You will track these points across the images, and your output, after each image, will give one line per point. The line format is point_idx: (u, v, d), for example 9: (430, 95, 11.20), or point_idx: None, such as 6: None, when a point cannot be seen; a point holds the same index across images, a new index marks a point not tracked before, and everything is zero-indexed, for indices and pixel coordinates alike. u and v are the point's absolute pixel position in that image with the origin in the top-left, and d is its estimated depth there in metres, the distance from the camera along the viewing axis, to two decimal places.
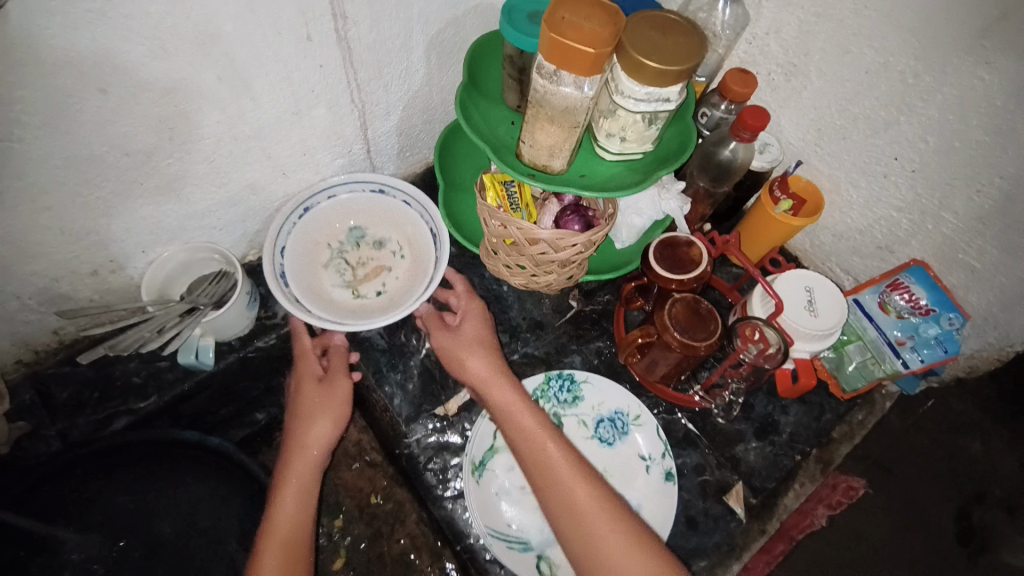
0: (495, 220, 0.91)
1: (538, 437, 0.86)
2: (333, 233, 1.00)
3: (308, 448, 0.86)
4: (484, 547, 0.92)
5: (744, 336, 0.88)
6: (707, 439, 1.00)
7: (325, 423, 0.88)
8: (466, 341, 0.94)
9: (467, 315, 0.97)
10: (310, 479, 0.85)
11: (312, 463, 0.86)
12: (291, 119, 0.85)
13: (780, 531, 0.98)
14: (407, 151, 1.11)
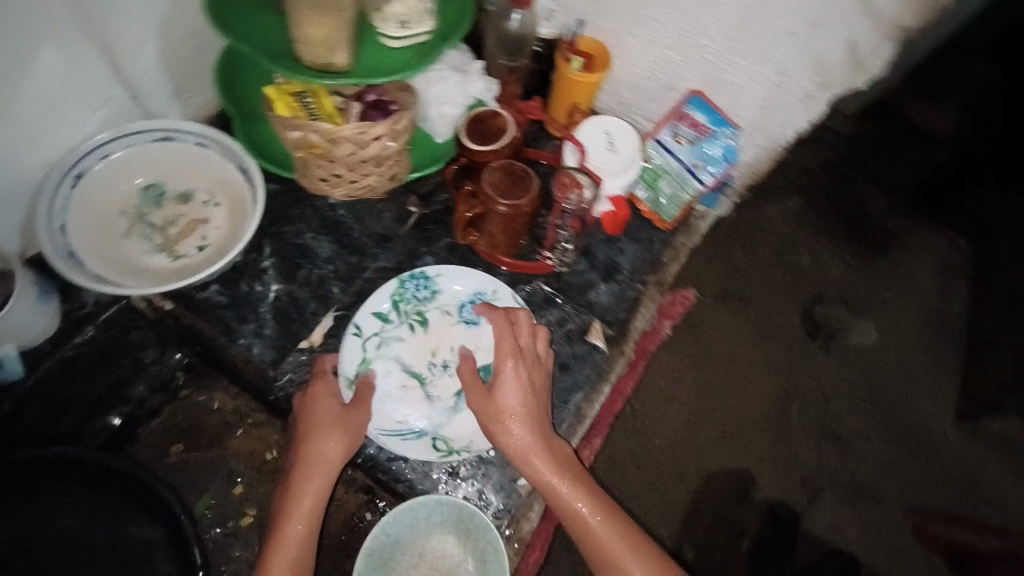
0: (285, 130, 0.79)
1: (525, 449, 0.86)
2: (125, 198, 0.91)
3: (327, 465, 0.82)
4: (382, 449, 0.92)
5: (562, 186, 0.94)
6: (563, 295, 1.07)
7: (340, 439, 0.83)
8: (502, 393, 0.87)
9: (509, 367, 0.88)
10: (316, 509, 0.81)
11: (326, 479, 0.82)
12: (16, 67, 0.73)
13: (637, 351, 1.29)
14: (187, 91, 0.97)
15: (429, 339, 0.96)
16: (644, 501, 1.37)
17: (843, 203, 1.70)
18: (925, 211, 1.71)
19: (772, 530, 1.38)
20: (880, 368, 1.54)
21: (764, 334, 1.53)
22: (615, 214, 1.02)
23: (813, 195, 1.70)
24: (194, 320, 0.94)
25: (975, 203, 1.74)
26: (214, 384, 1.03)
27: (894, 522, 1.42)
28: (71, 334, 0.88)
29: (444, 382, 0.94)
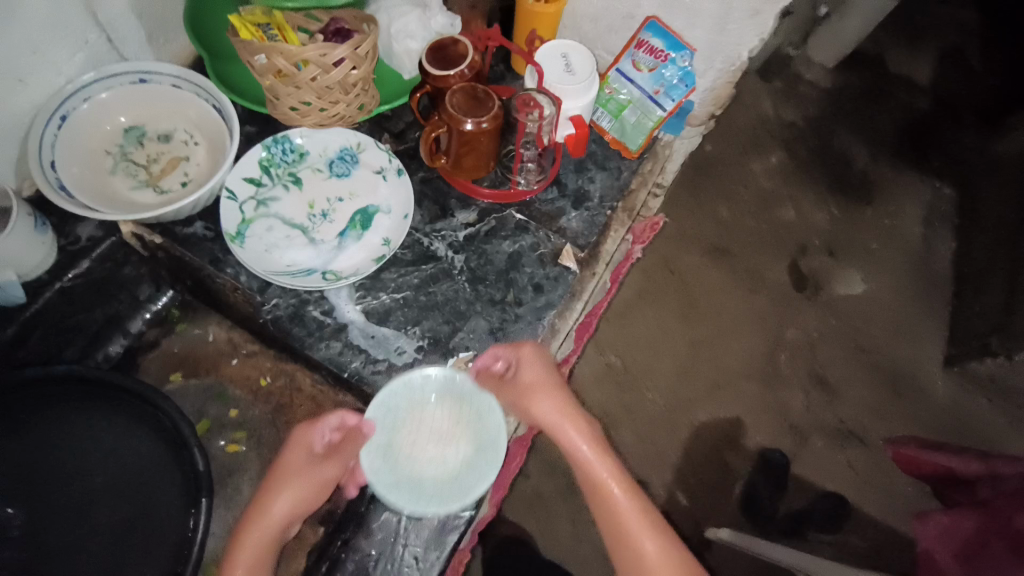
0: (251, 55, 0.85)
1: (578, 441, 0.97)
2: (107, 139, 0.96)
3: (272, 521, 0.88)
4: (365, 366, 0.97)
5: (522, 106, 0.98)
6: (536, 221, 1.11)
7: (289, 496, 0.89)
8: (528, 376, 0.97)
9: (527, 354, 0.98)
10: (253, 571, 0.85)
11: (269, 536, 0.88)
12: (5, 14, 0.79)
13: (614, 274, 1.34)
14: (161, 37, 1.03)
15: (304, 195, 1.02)
16: (636, 445, 1.41)
17: (818, 153, 1.76)
18: (893, 155, 1.78)
19: (762, 470, 1.42)
20: (860, 302, 1.59)
21: (752, 286, 1.57)
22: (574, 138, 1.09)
23: (791, 147, 1.75)
24: (181, 250, 0.98)
25: (947, 150, 1.80)
26: (211, 318, 1.09)
27: (879, 449, 1.46)
28: (68, 267, 0.94)
29: (326, 228, 1.01)
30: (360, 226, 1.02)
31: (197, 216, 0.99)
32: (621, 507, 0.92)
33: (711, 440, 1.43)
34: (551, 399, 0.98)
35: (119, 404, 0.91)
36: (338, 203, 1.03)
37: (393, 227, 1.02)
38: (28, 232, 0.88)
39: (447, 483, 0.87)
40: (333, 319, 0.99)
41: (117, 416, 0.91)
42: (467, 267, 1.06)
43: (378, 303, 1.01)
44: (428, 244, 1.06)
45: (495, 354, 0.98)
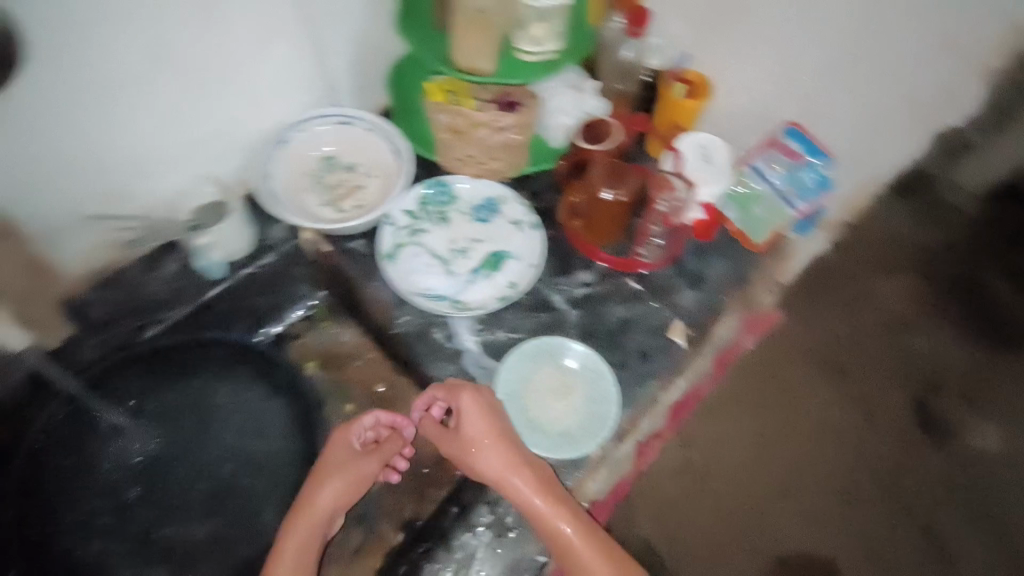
0: (437, 114, 1.01)
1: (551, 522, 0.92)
2: (308, 163, 1.17)
3: (318, 509, 0.92)
4: None
5: (658, 186, 1.12)
6: (650, 292, 1.15)
7: (336, 484, 0.94)
8: (470, 430, 0.95)
9: (466, 400, 0.96)
10: (296, 566, 0.89)
11: (316, 522, 0.92)
12: (258, 53, 1.00)
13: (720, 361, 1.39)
14: (362, 91, 1.24)
15: (449, 232, 1.16)
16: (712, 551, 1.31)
17: None
18: None
19: None
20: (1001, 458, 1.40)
21: None
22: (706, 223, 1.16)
23: None
24: (342, 261, 1.15)
25: None
26: (348, 323, 1.26)
27: None
28: (258, 257, 1.14)
29: (462, 263, 1.13)
30: (491, 266, 1.13)
31: (360, 235, 1.15)
32: None
33: (801, 572, 1.28)
34: (498, 454, 0.94)
35: (266, 378, 1.07)
36: (476, 244, 1.15)
37: (520, 273, 1.12)
38: (240, 224, 1.09)
39: (579, 430, 1.02)
40: (451, 344, 1.09)
41: (262, 387, 1.07)
42: (580, 323, 1.12)
43: (496, 339, 1.10)
44: (548, 295, 1.14)
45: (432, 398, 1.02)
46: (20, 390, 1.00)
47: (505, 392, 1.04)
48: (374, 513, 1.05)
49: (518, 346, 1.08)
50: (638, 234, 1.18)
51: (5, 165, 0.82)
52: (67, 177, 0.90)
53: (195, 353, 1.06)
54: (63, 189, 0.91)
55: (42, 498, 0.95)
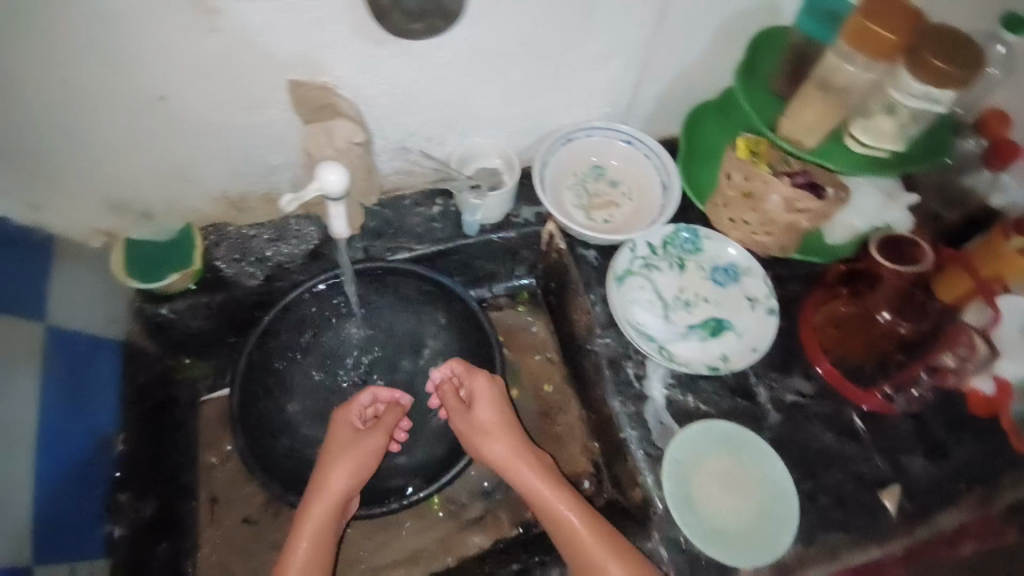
0: (734, 172, 0.98)
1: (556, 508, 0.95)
2: (579, 165, 1.21)
3: (330, 492, 0.94)
4: (636, 444, 1.01)
5: (950, 338, 0.97)
6: (876, 439, 1.02)
7: (343, 470, 0.96)
8: (482, 412, 1.01)
9: (479, 384, 1.03)
10: (320, 542, 0.92)
11: (333, 505, 0.94)
12: (599, 61, 1.04)
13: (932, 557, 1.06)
14: (656, 119, 1.22)
15: (681, 279, 1.13)
16: None
17: None
18: None
19: None
20: None
21: None
22: (988, 399, 1.02)
23: None
24: (571, 263, 1.17)
25: None
26: (543, 318, 1.32)
27: None
28: (502, 227, 1.20)
29: (682, 314, 1.10)
30: (710, 330, 1.08)
31: (595, 244, 1.17)
32: None
33: None
34: (503, 445, 0.99)
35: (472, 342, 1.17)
36: (703, 302, 1.11)
37: (737, 350, 1.05)
38: (505, 199, 1.14)
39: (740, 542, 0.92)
40: (638, 386, 1.05)
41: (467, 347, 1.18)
42: (777, 428, 1.02)
43: (683, 401, 1.04)
44: (754, 384, 1.05)
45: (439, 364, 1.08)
46: (299, 257, 1.12)
47: (675, 458, 0.98)
48: (502, 498, 1.10)
49: (707, 420, 1.01)
50: (898, 375, 1.03)
51: (371, 92, 0.94)
52: (404, 115, 1.01)
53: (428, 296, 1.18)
54: (395, 121, 1.02)
55: (274, 353, 1.12)
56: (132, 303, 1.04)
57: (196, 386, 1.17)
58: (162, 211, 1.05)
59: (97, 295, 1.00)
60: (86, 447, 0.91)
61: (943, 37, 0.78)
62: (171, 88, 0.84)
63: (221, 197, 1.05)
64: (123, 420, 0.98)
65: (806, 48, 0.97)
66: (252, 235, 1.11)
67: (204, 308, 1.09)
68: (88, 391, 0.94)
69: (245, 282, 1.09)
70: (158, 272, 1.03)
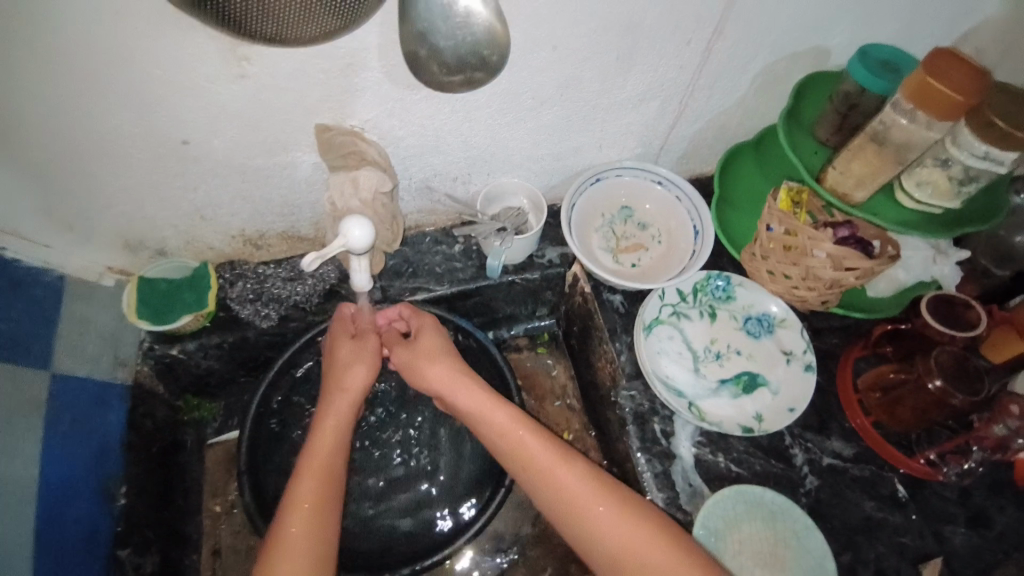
0: (777, 224, 0.92)
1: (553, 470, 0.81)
2: (609, 206, 1.18)
3: (349, 391, 0.89)
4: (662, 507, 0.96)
5: (1002, 408, 0.89)
6: (917, 506, 0.97)
7: (362, 367, 0.90)
8: (422, 341, 0.94)
9: (427, 322, 0.96)
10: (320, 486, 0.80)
11: (348, 404, 0.88)
12: (634, 103, 1.01)
13: None
14: (687, 160, 1.20)
15: (711, 330, 1.09)
16: None
17: None
18: None
19: None
20: None
21: None
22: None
23: None
24: (596, 308, 1.13)
25: None
26: (562, 362, 1.29)
27: None
28: (526, 268, 1.15)
29: (712, 367, 1.05)
30: (742, 386, 1.03)
31: (621, 290, 1.13)
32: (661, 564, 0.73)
33: None
34: (436, 369, 0.90)
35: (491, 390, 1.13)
36: (735, 355, 1.06)
37: (772, 409, 1.00)
38: (530, 241, 1.10)
39: None
40: (665, 443, 1.00)
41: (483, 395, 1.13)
42: (814, 494, 0.97)
43: (714, 461, 0.99)
44: (789, 445, 1.00)
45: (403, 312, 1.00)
46: (316, 297, 1.08)
47: (704, 526, 0.92)
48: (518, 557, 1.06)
49: (739, 484, 0.96)
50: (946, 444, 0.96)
51: (399, 134, 0.91)
52: (432, 156, 0.98)
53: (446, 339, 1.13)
54: (423, 162, 0.99)
55: (287, 397, 1.07)
56: (142, 343, 1.01)
57: (204, 427, 1.14)
58: (176, 249, 1.02)
59: (106, 337, 0.96)
60: (91, 501, 0.87)
61: (1004, 96, 0.78)
62: (192, 133, 0.81)
63: (238, 235, 1.02)
64: (127, 469, 0.95)
65: (857, 96, 0.92)
66: (268, 273, 1.06)
67: (215, 349, 1.05)
68: (96, 439, 0.91)
69: (259, 323, 1.05)
70: (171, 314, 0.99)
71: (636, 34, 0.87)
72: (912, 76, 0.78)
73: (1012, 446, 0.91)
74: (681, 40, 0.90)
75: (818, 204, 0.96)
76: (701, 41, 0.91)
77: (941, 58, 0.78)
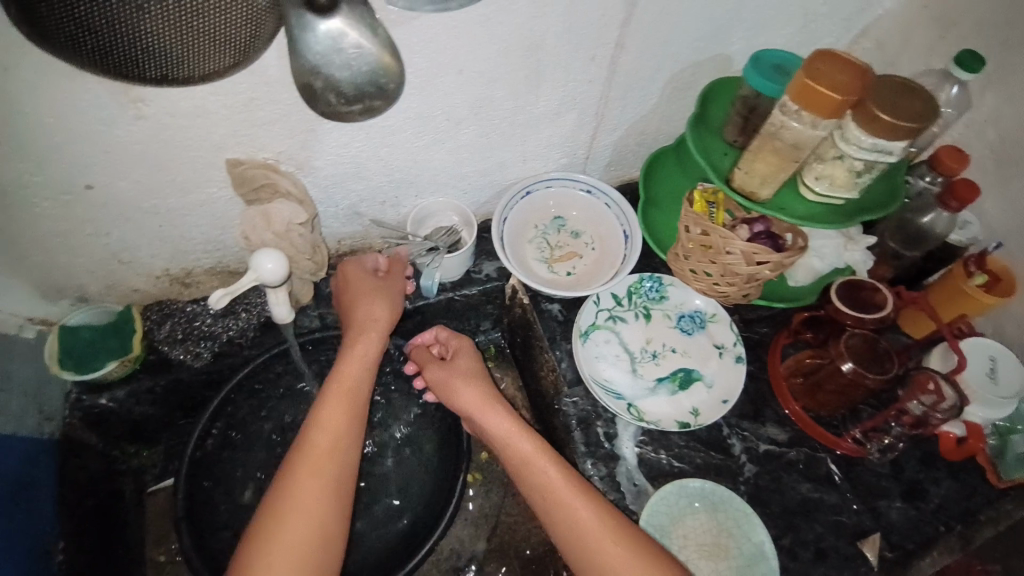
0: (693, 226, 0.96)
1: (561, 494, 0.84)
2: (541, 217, 1.21)
3: (374, 335, 0.94)
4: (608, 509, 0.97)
5: (918, 386, 0.93)
6: (851, 485, 1.01)
7: (382, 303, 0.98)
8: (461, 361, 1.01)
9: (463, 348, 1.03)
10: (346, 411, 0.86)
11: (375, 339, 0.94)
12: (552, 117, 1.04)
13: None
14: (614, 166, 1.23)
15: (646, 330, 1.11)
16: None
17: None
18: None
19: None
20: None
21: None
22: (962, 441, 1.01)
23: None
24: (535, 318, 1.15)
25: None
26: (511, 374, 1.30)
27: None
28: (464, 285, 1.17)
29: (649, 367, 1.08)
30: (678, 382, 1.06)
31: (558, 298, 1.15)
32: None
33: None
34: (466, 387, 0.97)
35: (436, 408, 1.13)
36: (670, 352, 1.09)
37: (708, 402, 1.03)
38: (464, 257, 1.12)
39: None
40: (609, 445, 1.02)
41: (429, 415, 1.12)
42: (753, 481, 0.99)
43: (656, 459, 1.01)
44: (727, 436, 1.03)
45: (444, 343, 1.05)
46: (251, 330, 1.07)
47: (648, 523, 0.94)
48: None
49: (681, 479, 0.98)
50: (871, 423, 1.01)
51: (318, 163, 0.91)
52: (356, 182, 0.99)
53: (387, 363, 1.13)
54: (348, 188, 1.00)
55: (228, 435, 1.05)
56: (68, 395, 0.98)
57: (143, 476, 1.12)
58: (99, 295, 1.00)
59: (30, 391, 0.93)
60: (25, 561, 0.84)
61: (883, 91, 0.82)
62: (97, 178, 0.80)
63: (164, 275, 1.01)
64: (61, 526, 0.92)
65: (753, 100, 0.98)
66: (198, 311, 1.05)
67: (147, 393, 1.02)
68: (27, 497, 0.87)
69: (190, 363, 1.04)
70: (95, 362, 0.97)
71: (540, 53, 0.89)
72: (794, 81, 0.83)
73: (930, 422, 0.93)
74: (587, 56, 0.93)
75: (728, 206, 1.03)
76: (605, 55, 0.95)
77: (821, 58, 0.83)
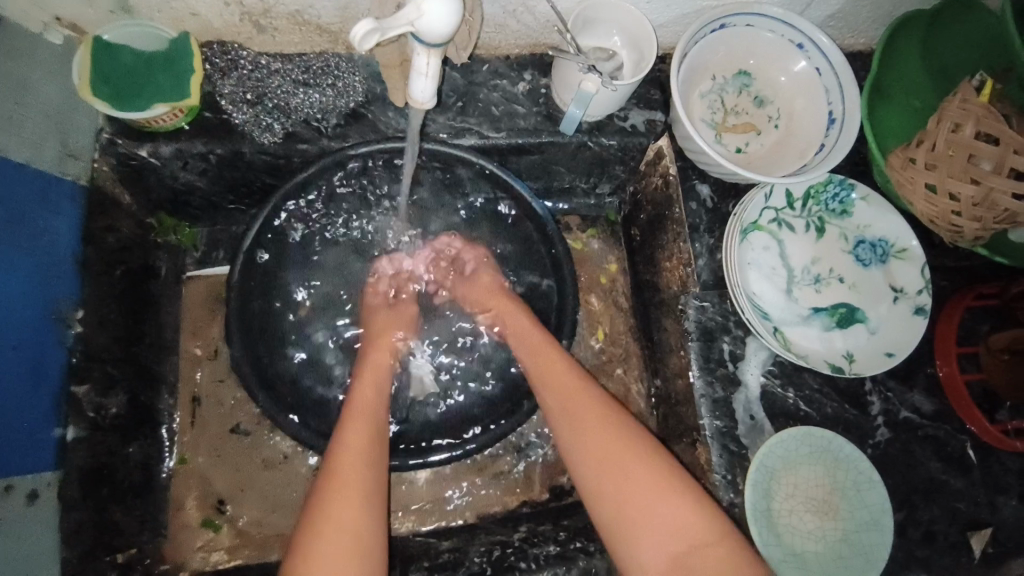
0: (972, 124, 0.70)
1: (571, 396, 0.75)
2: (724, 68, 0.90)
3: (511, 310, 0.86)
4: (713, 436, 0.83)
5: None
6: (981, 474, 0.86)
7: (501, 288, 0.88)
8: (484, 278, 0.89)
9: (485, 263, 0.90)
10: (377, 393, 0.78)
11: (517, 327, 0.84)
12: None
13: None
14: (834, 22, 0.91)
15: (815, 248, 0.90)
16: None
17: None
18: None
19: None
20: None
21: None
22: None
23: None
24: (677, 196, 0.90)
25: None
26: (616, 255, 1.10)
27: None
28: (603, 131, 0.90)
29: (807, 292, 0.89)
30: (837, 319, 0.87)
31: (714, 179, 0.90)
32: (650, 482, 0.67)
33: None
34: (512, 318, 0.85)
35: (543, 269, 0.92)
36: (835, 281, 0.89)
37: (867, 350, 0.85)
38: (625, 94, 0.83)
39: (833, 561, 0.81)
40: (733, 368, 0.85)
41: (531, 277, 0.92)
42: (882, 447, 0.86)
43: (782, 396, 0.85)
44: (868, 391, 0.87)
45: (473, 246, 0.92)
46: (335, 113, 0.83)
47: (760, 464, 0.82)
48: (538, 457, 0.96)
49: (808, 425, 0.84)
50: None
51: None
52: None
53: (486, 202, 0.91)
54: None
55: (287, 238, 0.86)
56: (99, 135, 0.77)
57: (183, 257, 0.94)
58: (147, 7, 0.73)
59: (50, 116, 0.71)
60: (34, 328, 0.68)
61: None
62: None
63: (234, 3, 0.73)
64: (84, 291, 0.76)
65: None
66: (274, 69, 0.80)
67: (198, 160, 0.81)
68: (44, 248, 0.70)
69: (257, 136, 0.80)
70: (137, 100, 0.73)
71: None
72: None
73: None
74: None
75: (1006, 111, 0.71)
76: None
77: None
